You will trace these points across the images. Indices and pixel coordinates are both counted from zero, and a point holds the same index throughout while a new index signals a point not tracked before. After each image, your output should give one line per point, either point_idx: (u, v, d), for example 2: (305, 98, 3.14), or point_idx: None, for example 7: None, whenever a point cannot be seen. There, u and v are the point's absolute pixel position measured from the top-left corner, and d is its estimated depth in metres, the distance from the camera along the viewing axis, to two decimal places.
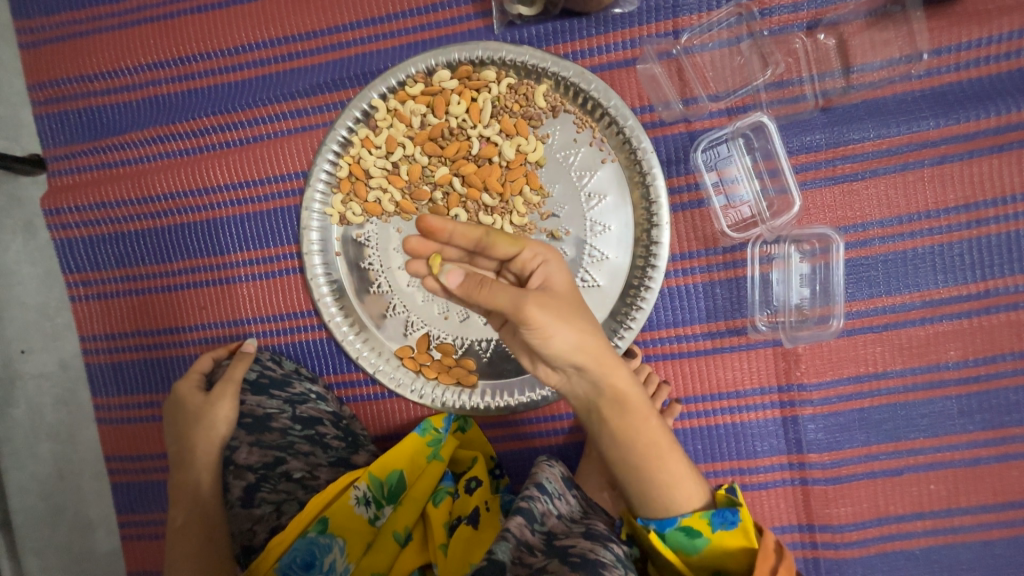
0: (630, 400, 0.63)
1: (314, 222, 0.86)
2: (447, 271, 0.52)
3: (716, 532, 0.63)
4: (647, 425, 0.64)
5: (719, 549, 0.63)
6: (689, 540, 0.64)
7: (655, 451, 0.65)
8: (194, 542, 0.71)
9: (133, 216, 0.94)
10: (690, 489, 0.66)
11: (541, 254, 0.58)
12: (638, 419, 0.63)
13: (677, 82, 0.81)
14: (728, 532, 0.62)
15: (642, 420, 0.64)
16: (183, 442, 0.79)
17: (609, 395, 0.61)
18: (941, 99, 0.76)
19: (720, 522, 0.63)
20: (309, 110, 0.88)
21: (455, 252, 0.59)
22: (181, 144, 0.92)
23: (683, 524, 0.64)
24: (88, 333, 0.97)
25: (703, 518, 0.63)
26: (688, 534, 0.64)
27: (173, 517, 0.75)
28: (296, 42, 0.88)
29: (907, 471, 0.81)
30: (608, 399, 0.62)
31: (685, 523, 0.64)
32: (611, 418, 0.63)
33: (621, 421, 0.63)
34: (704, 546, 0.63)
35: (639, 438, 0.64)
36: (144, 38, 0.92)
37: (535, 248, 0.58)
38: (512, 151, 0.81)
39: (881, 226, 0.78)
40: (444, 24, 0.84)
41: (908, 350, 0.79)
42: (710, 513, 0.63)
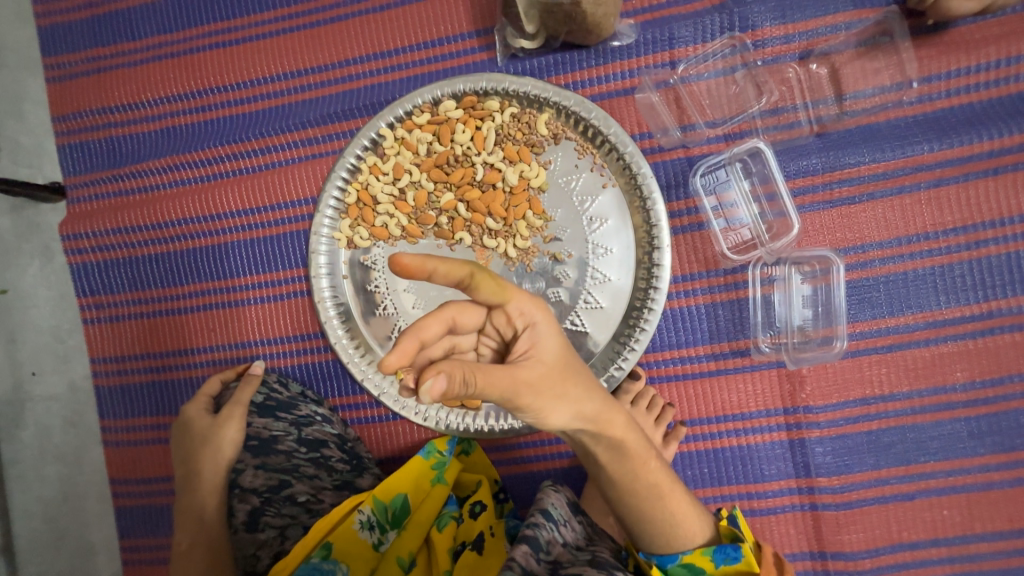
0: (630, 444, 0.62)
1: (322, 246, 0.88)
2: (428, 386, 0.41)
3: (719, 569, 0.63)
4: (647, 469, 0.63)
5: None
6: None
7: (658, 493, 0.64)
8: (198, 569, 0.71)
9: (147, 241, 0.96)
10: (695, 527, 0.65)
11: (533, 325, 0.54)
12: (637, 465, 0.63)
13: (674, 109, 0.83)
14: (731, 567, 0.63)
15: (641, 463, 0.63)
16: (189, 466, 0.79)
17: (607, 442, 0.60)
18: (934, 124, 0.78)
19: (723, 558, 0.63)
20: (320, 138, 0.91)
21: (431, 332, 0.51)
22: (196, 172, 0.95)
23: (684, 561, 0.64)
24: (100, 355, 0.99)
25: (705, 555, 0.64)
26: (691, 572, 0.64)
27: (176, 541, 0.75)
28: (308, 75, 0.92)
29: (919, 495, 0.80)
30: (604, 448, 0.61)
31: (687, 560, 0.64)
32: (608, 464, 0.62)
33: (618, 466, 0.62)
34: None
35: (639, 482, 0.63)
36: (164, 72, 0.96)
37: (521, 303, 0.52)
38: (516, 176, 0.83)
39: (880, 247, 0.79)
40: (450, 56, 0.88)
41: (915, 371, 0.79)
42: (711, 550, 0.64)
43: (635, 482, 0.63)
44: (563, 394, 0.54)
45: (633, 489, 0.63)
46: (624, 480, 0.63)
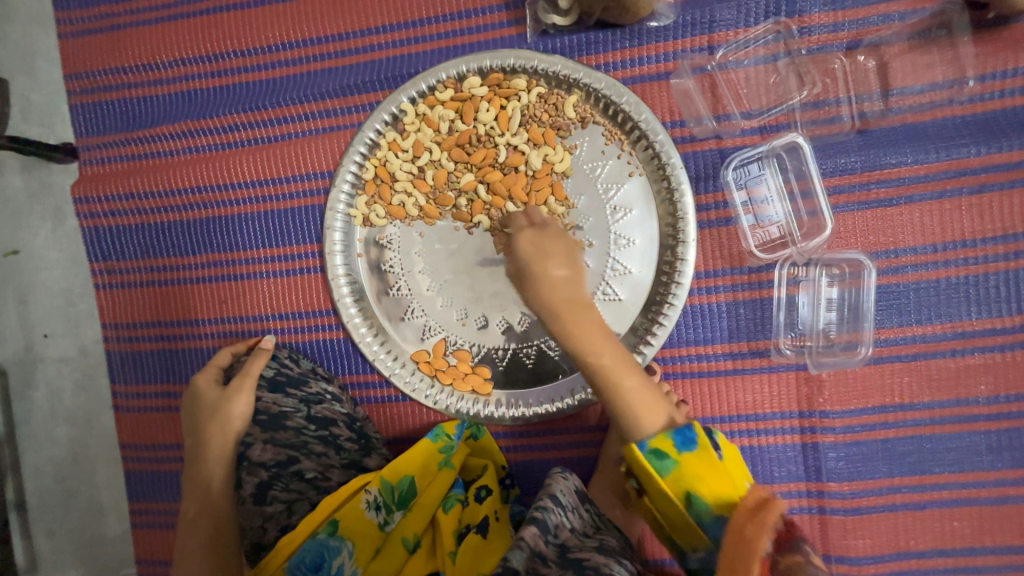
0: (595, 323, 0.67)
1: (338, 223, 0.86)
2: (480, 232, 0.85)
3: (682, 454, 0.62)
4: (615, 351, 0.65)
5: (687, 470, 0.61)
6: (659, 465, 0.61)
7: (627, 375, 0.64)
8: (204, 536, 0.72)
9: (160, 208, 0.95)
10: (662, 419, 0.64)
11: (546, 246, 0.72)
12: (605, 338, 0.66)
13: (709, 97, 0.79)
14: (692, 453, 0.61)
15: (606, 341, 0.66)
16: (198, 436, 0.79)
17: (576, 317, 0.66)
18: (983, 126, 0.74)
19: (684, 442, 0.62)
20: (338, 110, 0.88)
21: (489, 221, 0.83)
22: (210, 139, 0.93)
23: (652, 446, 0.62)
24: (110, 321, 0.98)
25: (668, 437, 0.62)
26: (658, 458, 0.61)
27: (183, 510, 0.76)
28: (328, 43, 0.88)
29: (930, 505, 0.79)
30: (576, 320, 0.66)
31: (653, 445, 0.62)
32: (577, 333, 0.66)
33: (588, 336, 0.65)
34: (672, 469, 0.61)
35: (606, 360, 0.64)
36: (179, 33, 0.93)
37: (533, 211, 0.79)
38: (539, 160, 0.81)
39: (914, 253, 0.76)
40: (477, 30, 0.84)
41: (938, 383, 0.77)
42: (672, 433, 0.62)
43: (601, 358, 0.64)
44: (570, 260, 0.71)
45: (599, 366, 0.64)
46: (591, 351, 0.65)
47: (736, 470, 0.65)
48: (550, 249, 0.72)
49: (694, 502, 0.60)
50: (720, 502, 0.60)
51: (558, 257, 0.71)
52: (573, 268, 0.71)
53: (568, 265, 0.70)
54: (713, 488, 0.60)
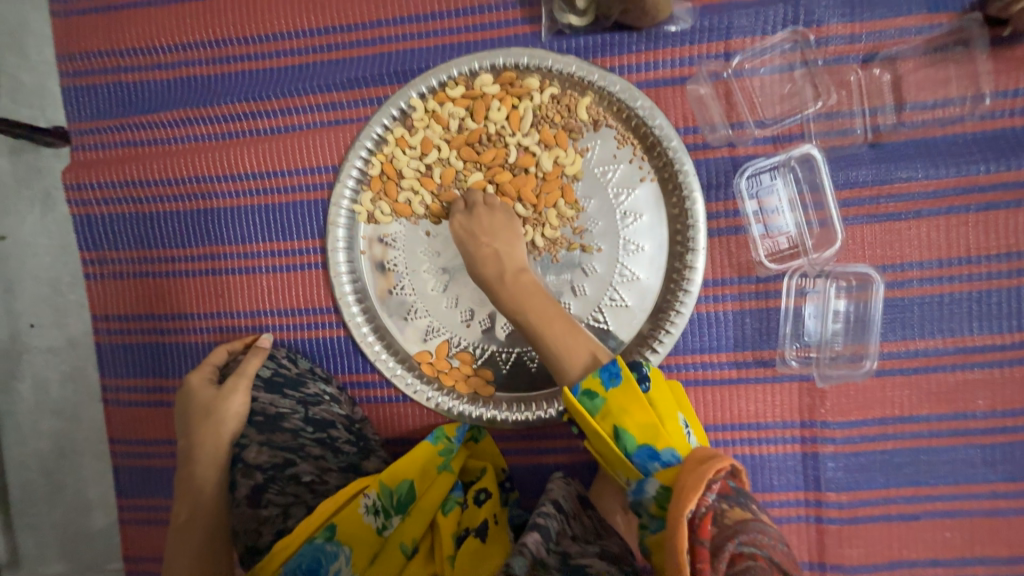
0: (520, 284, 0.75)
1: (341, 219, 0.84)
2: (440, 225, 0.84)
3: (609, 391, 0.63)
4: (538, 305, 0.73)
5: (612, 405, 0.63)
6: (588, 402, 0.64)
7: (550, 326, 0.71)
8: (196, 539, 0.71)
9: (156, 197, 0.92)
10: (585, 359, 0.69)
11: (483, 216, 0.79)
12: (529, 296, 0.74)
13: (724, 104, 0.78)
14: (618, 388, 0.63)
15: (529, 297, 0.74)
16: (191, 439, 0.78)
17: (505, 278, 0.75)
18: (992, 144, 0.74)
19: (609, 378, 0.63)
20: (345, 103, 0.86)
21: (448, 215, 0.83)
22: (210, 128, 0.90)
23: (580, 386, 0.65)
24: (101, 312, 0.95)
25: (594, 376, 0.64)
26: (588, 397, 0.64)
27: (176, 514, 0.74)
28: (336, 34, 0.86)
29: (924, 516, 0.80)
30: (507, 284, 0.75)
31: (584, 385, 0.64)
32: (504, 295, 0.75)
33: (514, 297, 0.74)
34: (601, 407, 0.63)
35: (530, 314, 0.73)
36: (180, 17, 0.89)
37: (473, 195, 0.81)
38: (550, 162, 0.80)
39: (920, 267, 0.77)
40: (491, 26, 0.82)
41: (937, 396, 0.78)
42: (596, 370, 0.64)
43: (527, 315, 0.73)
44: (499, 232, 0.78)
45: (526, 322, 0.73)
46: (519, 309, 0.74)
47: (667, 403, 0.65)
48: (480, 227, 0.78)
49: (622, 437, 0.62)
50: (646, 433, 0.61)
51: (488, 233, 0.78)
52: (505, 238, 0.78)
53: (499, 241, 0.77)
54: (638, 420, 0.62)
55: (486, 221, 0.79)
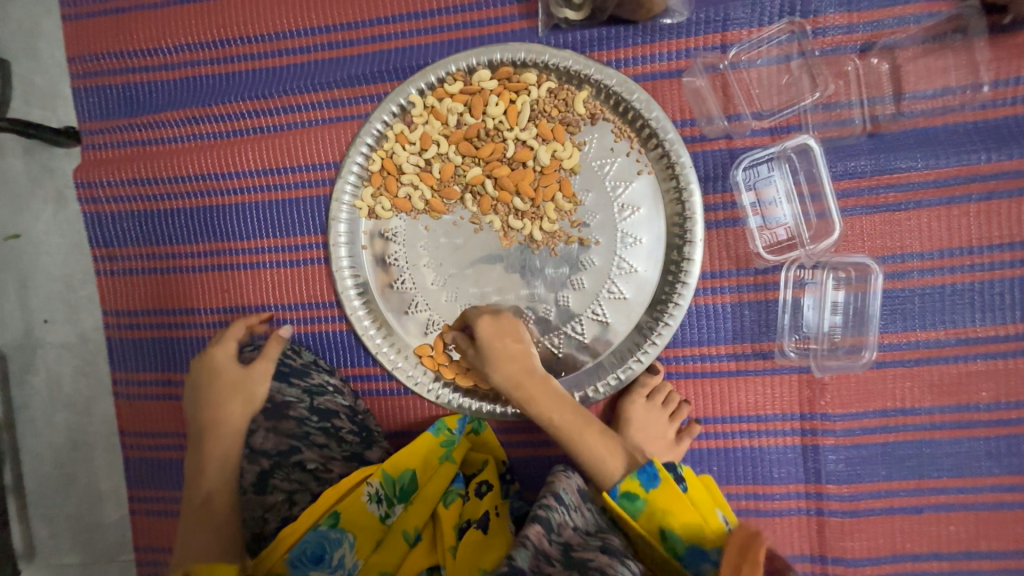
0: (540, 391, 0.76)
1: (342, 214, 0.86)
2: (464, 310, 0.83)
3: (649, 492, 0.64)
4: (564, 408, 0.75)
5: (655, 507, 0.63)
6: (629, 506, 0.64)
7: (585, 429, 0.73)
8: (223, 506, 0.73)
9: (163, 195, 0.94)
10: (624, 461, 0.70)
11: (503, 325, 0.79)
12: (558, 400, 0.75)
13: (721, 97, 0.78)
14: (658, 487, 0.64)
15: (556, 401, 0.75)
16: (216, 413, 0.80)
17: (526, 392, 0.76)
18: (995, 133, 0.74)
19: (648, 478, 0.65)
20: (346, 101, 0.87)
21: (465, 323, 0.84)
22: (215, 127, 0.92)
23: (623, 490, 0.65)
24: (110, 308, 0.97)
25: (634, 477, 0.66)
26: (630, 501, 0.64)
27: (194, 489, 0.75)
28: (336, 32, 0.87)
29: (927, 510, 0.79)
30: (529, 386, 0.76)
31: (623, 487, 0.65)
32: (533, 396, 0.76)
33: (543, 398, 0.75)
34: (642, 509, 0.63)
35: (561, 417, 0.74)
36: (186, 18, 0.91)
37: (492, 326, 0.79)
38: (548, 156, 0.80)
39: (921, 258, 0.76)
40: (488, 23, 0.83)
41: (939, 388, 0.78)
42: (635, 471, 0.66)
43: (556, 416, 0.74)
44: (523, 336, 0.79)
45: (555, 423, 0.74)
46: (549, 411, 0.75)
47: (705, 503, 0.66)
48: (506, 329, 0.79)
49: (668, 538, 0.60)
50: (691, 532, 0.60)
51: (513, 335, 0.79)
52: (523, 337, 0.79)
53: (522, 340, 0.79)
54: (682, 519, 0.61)
55: (509, 325, 0.79)
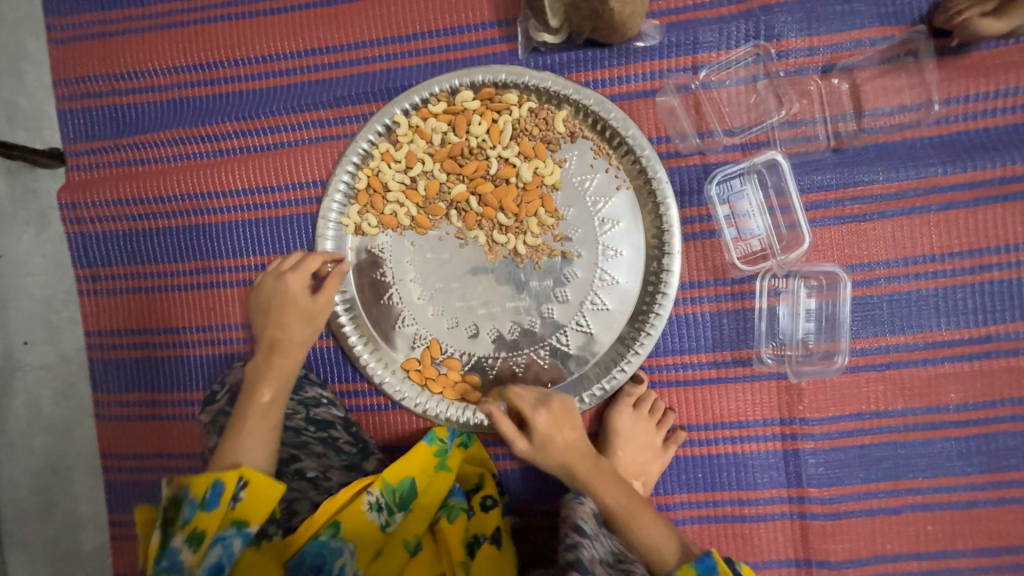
0: (597, 476, 0.75)
1: (329, 231, 0.87)
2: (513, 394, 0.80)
3: None
4: (622, 490, 0.74)
5: None
6: None
7: (641, 510, 0.73)
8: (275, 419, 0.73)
9: (149, 214, 0.94)
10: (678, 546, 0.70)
11: (559, 414, 0.78)
12: (616, 482, 0.75)
13: (694, 115, 0.82)
14: None
15: (612, 484, 0.75)
16: (285, 330, 0.78)
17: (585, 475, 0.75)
18: (949, 147, 0.78)
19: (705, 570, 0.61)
20: (332, 121, 0.89)
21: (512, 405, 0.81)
22: (202, 147, 0.93)
23: None
24: (94, 329, 0.97)
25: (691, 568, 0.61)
26: None
27: (256, 394, 0.73)
28: (322, 55, 0.90)
29: (905, 510, 0.82)
30: (590, 471, 0.75)
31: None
32: (592, 481, 0.75)
33: (602, 482, 0.75)
34: None
35: (617, 499, 0.74)
36: (172, 41, 0.93)
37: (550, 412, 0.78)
38: (530, 172, 0.83)
39: (887, 266, 0.80)
40: (470, 46, 0.86)
41: (910, 390, 0.80)
42: (696, 562, 0.61)
43: (615, 500, 0.74)
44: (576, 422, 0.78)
45: (614, 506, 0.74)
46: (606, 494, 0.74)
47: None
48: (562, 417, 0.78)
49: None
50: None
51: (570, 423, 0.78)
52: (577, 422, 0.79)
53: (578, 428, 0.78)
54: None
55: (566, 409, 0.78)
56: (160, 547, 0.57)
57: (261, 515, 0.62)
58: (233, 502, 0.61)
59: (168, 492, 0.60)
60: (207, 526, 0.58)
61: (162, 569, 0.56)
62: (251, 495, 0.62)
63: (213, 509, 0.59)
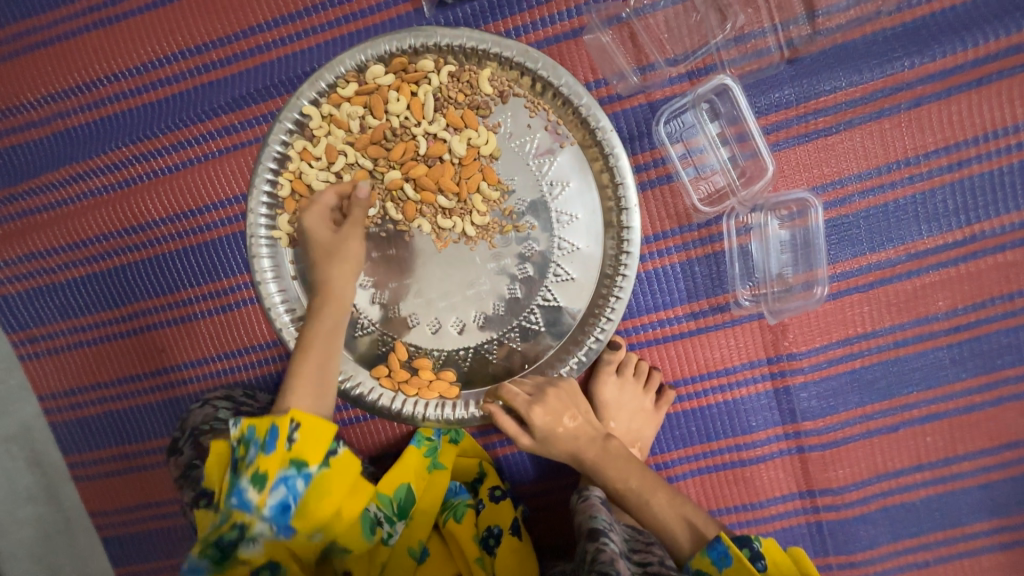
0: (605, 460, 0.72)
1: (262, 248, 0.78)
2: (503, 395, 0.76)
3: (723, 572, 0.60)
4: (632, 470, 0.71)
5: None
6: None
7: (654, 492, 0.69)
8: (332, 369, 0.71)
9: (70, 263, 0.87)
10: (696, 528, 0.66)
11: (556, 405, 0.74)
12: (627, 463, 0.71)
13: (630, 48, 0.74)
14: (732, 567, 0.59)
15: (623, 468, 0.71)
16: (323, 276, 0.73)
17: (594, 460, 0.73)
18: (913, 36, 0.71)
19: (719, 557, 0.60)
20: (238, 126, 0.80)
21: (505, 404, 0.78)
22: (105, 180, 0.84)
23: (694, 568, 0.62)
24: (47, 392, 0.92)
25: (705, 556, 0.61)
26: None
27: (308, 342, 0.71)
28: (210, 51, 0.79)
29: (903, 426, 0.80)
30: (597, 454, 0.73)
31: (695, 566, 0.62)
32: (601, 466, 0.72)
33: (613, 466, 0.71)
34: None
35: (627, 482, 0.70)
36: (40, 66, 0.82)
37: (544, 406, 0.74)
38: (463, 145, 0.75)
39: (860, 180, 0.74)
40: (370, 12, 0.76)
41: (897, 306, 0.77)
42: (706, 550, 0.61)
43: (628, 483, 0.70)
44: (573, 408, 0.75)
45: (627, 488, 0.70)
46: (617, 478, 0.71)
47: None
48: (558, 408, 0.74)
49: None
50: None
51: (568, 412, 0.74)
52: (576, 407, 0.76)
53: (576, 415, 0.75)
54: None
55: (559, 398, 0.75)
56: (229, 486, 0.58)
57: (319, 455, 0.60)
58: (290, 443, 0.60)
59: (236, 433, 0.61)
60: (268, 468, 0.58)
61: (233, 505, 0.57)
62: (304, 436, 0.60)
63: (274, 451, 0.59)
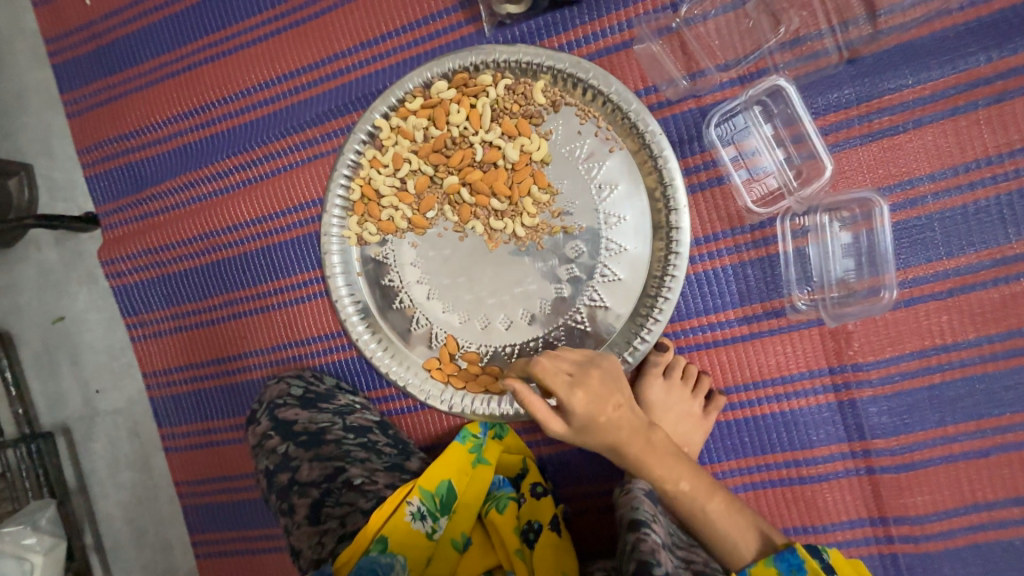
0: (648, 455, 0.67)
1: (334, 246, 0.87)
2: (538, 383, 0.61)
3: None
4: (678, 471, 0.67)
5: None
6: None
7: (711, 497, 0.66)
8: None
9: (177, 258, 1.01)
10: (754, 539, 0.64)
11: (599, 390, 0.65)
12: (677, 463, 0.67)
13: (680, 57, 0.76)
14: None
15: (669, 466, 0.67)
16: None
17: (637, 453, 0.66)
18: (991, 30, 0.67)
19: (788, 566, 0.60)
20: (319, 138, 0.91)
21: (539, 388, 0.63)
22: (210, 187, 0.98)
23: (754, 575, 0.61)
24: (150, 369, 1.05)
25: (770, 564, 0.61)
26: None
27: None
28: (300, 76, 0.92)
29: (995, 452, 0.72)
30: (643, 449, 0.67)
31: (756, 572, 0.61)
32: (648, 463, 0.67)
33: (662, 465, 0.67)
34: None
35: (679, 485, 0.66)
36: (168, 93, 0.99)
37: (591, 391, 0.63)
38: (516, 151, 0.80)
39: (932, 180, 0.70)
40: (437, 35, 0.85)
41: (982, 317, 0.70)
42: (774, 559, 0.61)
43: (679, 485, 0.66)
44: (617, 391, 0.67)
45: (678, 491, 0.66)
46: (666, 478, 0.67)
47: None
48: (604, 393, 0.65)
49: None
50: None
51: (616, 399, 0.66)
52: (618, 392, 0.67)
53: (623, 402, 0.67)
54: None
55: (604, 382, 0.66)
56: None
57: None
58: None
59: None
60: None
61: None
62: None
63: None
